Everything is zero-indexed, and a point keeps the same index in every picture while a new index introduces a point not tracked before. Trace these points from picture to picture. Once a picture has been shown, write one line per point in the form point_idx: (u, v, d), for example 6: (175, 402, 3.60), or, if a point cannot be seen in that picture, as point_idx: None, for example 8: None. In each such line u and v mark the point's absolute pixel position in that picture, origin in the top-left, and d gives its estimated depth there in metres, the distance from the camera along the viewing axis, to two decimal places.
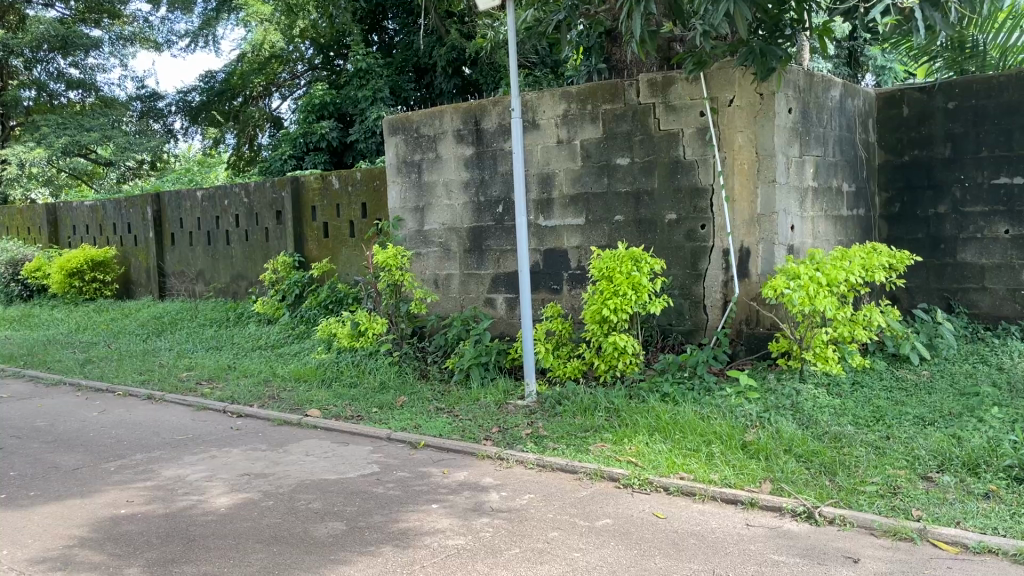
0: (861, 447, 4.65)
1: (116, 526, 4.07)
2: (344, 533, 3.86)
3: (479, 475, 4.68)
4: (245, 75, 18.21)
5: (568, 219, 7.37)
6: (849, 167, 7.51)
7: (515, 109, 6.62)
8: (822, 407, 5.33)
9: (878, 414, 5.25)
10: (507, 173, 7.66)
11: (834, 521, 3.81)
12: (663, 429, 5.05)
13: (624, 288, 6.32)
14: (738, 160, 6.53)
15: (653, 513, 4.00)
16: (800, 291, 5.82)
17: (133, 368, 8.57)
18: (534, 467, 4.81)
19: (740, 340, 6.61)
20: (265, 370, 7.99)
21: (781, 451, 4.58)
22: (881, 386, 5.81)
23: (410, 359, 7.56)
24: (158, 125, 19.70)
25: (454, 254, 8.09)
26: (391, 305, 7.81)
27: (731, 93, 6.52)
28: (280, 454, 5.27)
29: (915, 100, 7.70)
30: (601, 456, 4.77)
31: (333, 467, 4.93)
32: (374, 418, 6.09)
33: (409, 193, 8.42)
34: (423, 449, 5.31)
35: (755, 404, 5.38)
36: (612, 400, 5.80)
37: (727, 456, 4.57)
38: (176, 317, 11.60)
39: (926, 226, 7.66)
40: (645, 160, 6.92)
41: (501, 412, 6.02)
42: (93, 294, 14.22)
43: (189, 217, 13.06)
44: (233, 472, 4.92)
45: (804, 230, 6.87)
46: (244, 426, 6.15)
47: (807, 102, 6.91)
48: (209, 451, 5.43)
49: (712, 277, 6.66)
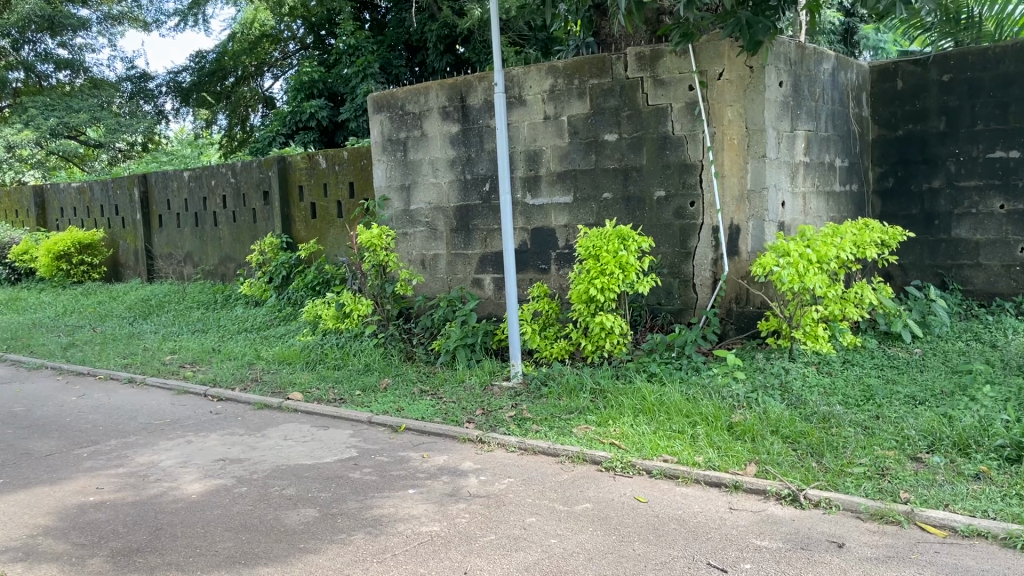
0: (850, 427, 4.55)
1: (83, 514, 3.98)
2: (316, 520, 3.76)
3: (460, 459, 4.57)
4: (234, 55, 17.66)
5: (555, 197, 7.22)
6: (842, 142, 7.36)
7: (499, 84, 6.45)
8: (811, 387, 5.22)
9: (868, 393, 5.15)
10: (494, 151, 7.50)
11: (820, 505, 3.70)
12: (648, 410, 4.95)
13: (611, 267, 6.18)
14: (728, 135, 6.39)
15: (635, 497, 3.89)
16: (789, 268, 5.69)
17: (116, 352, 8.45)
18: (515, 450, 4.69)
19: (730, 319, 6.49)
20: (249, 353, 7.87)
21: (768, 432, 4.47)
22: (872, 364, 5.71)
23: (395, 341, 7.42)
24: (148, 106, 19.46)
25: (440, 234, 7.95)
26: (377, 287, 7.66)
27: (721, 66, 6.36)
28: (258, 439, 5.15)
29: (909, 73, 7.54)
30: (584, 439, 4.66)
31: (310, 452, 4.81)
32: (356, 401, 5.98)
33: (394, 172, 8.26)
34: (404, 433, 5.20)
35: (743, 384, 5.24)
36: (598, 381, 5.69)
37: (712, 438, 4.45)
38: (163, 299, 11.46)
39: (920, 201, 7.52)
40: (633, 136, 6.77)
41: (485, 395, 5.91)
42: (81, 277, 14.02)
43: (176, 199, 12.90)
44: (208, 457, 4.82)
45: (795, 206, 6.73)
46: (223, 410, 6.04)
47: (799, 74, 6.75)
48: (185, 436, 5.32)
49: (701, 255, 6.53)
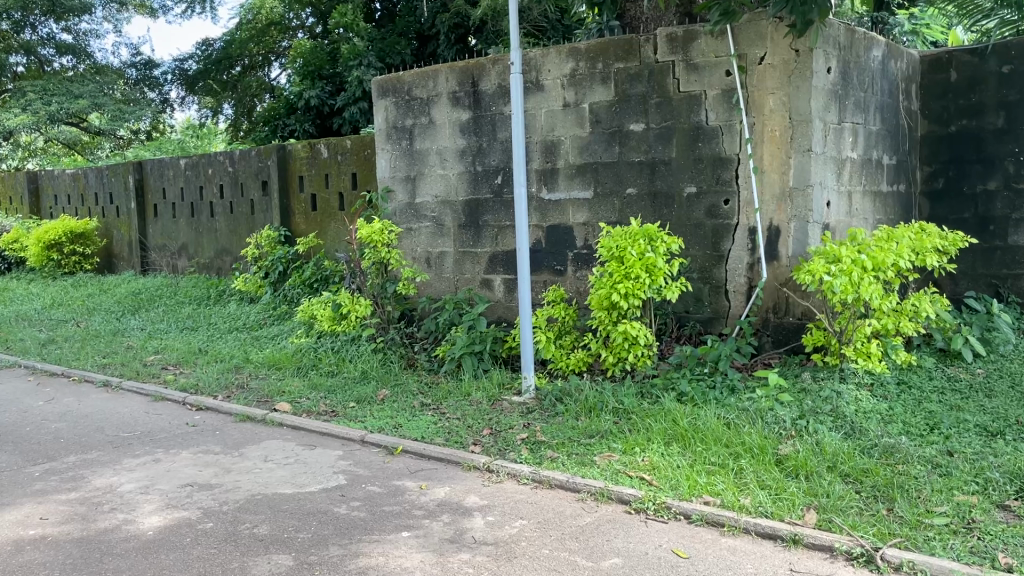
0: (920, 465, 3.91)
1: (17, 554, 3.36)
2: (289, 571, 3.13)
3: (463, 492, 3.93)
4: (242, 43, 16.86)
5: (573, 191, 6.58)
6: (890, 137, 6.69)
7: (515, 63, 5.78)
8: (867, 414, 4.57)
9: (932, 423, 4.50)
10: (508, 140, 6.85)
11: (901, 569, 3.06)
12: (681, 438, 4.30)
13: (636, 270, 5.52)
14: (769, 127, 5.72)
15: (673, 551, 3.25)
16: (842, 277, 5.03)
17: (96, 350, 7.86)
18: (528, 483, 4.04)
19: (766, 330, 5.83)
20: (238, 355, 7.25)
21: (824, 469, 3.83)
22: (932, 386, 5.05)
23: (396, 346, 6.76)
24: (153, 94, 18.96)
25: (448, 230, 7.32)
26: (377, 286, 7.00)
27: (763, 49, 5.70)
28: (234, 459, 4.52)
29: (965, 63, 6.85)
30: (608, 471, 4.01)
31: (291, 478, 4.18)
32: (349, 415, 5.35)
33: (399, 162, 7.62)
34: (401, 456, 4.56)
35: (789, 409, 4.58)
36: (621, 400, 5.05)
37: (761, 474, 3.80)
38: (153, 294, 10.84)
39: (974, 204, 6.84)
40: (662, 126, 6.11)
41: (494, 411, 5.26)
42: (74, 268, 13.47)
43: (172, 187, 12.31)
44: (174, 482, 4.19)
45: (841, 206, 6.07)
46: (201, 422, 5.40)
47: (848, 61, 6.09)
48: (153, 453, 4.70)
49: (736, 259, 5.88)
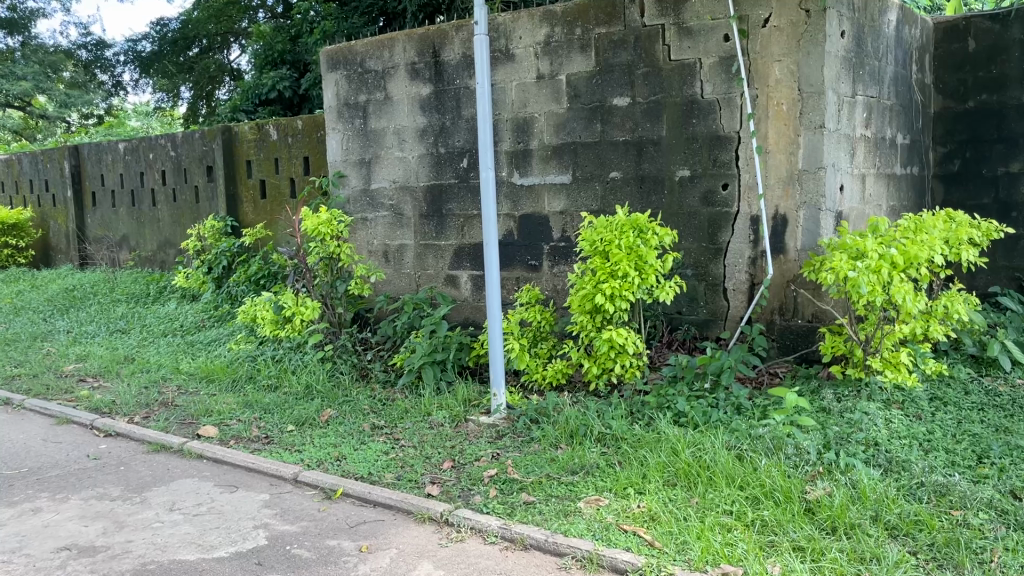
0: (983, 513, 3.14)
1: None
2: None
3: (413, 557, 3.11)
4: (199, 23, 15.11)
5: (549, 176, 5.74)
6: (904, 113, 5.92)
7: (481, 22, 4.86)
8: (904, 441, 3.81)
9: (981, 450, 3.75)
10: (473, 117, 6.00)
11: None
12: (686, 479, 3.51)
13: (624, 267, 4.69)
14: (774, 99, 4.91)
15: None
16: (869, 275, 4.26)
17: (6, 360, 6.89)
18: (496, 541, 3.21)
19: (771, 335, 5.05)
20: (167, 365, 6.32)
21: (868, 523, 3.05)
22: (971, 403, 4.31)
23: (347, 354, 5.88)
24: (105, 76, 17.19)
25: (408, 220, 6.46)
26: (326, 285, 6.06)
27: (767, 10, 4.87)
28: (133, 509, 3.65)
29: (985, 31, 6.02)
30: (598, 526, 3.19)
31: (196, 537, 3.32)
32: (286, 442, 4.48)
33: (352, 143, 6.73)
34: (340, 502, 3.71)
35: (813, 436, 3.79)
36: (607, 423, 4.23)
37: (791, 534, 3.01)
38: (89, 291, 9.83)
39: (994, 188, 6.06)
40: (650, 100, 5.29)
41: (457, 437, 4.44)
42: (6, 262, 12.41)
43: (111, 173, 11.28)
44: (48, 544, 3.31)
45: (854, 191, 5.28)
46: (106, 453, 4.50)
47: (861, 24, 5.29)
48: (34, 499, 3.82)
49: (735, 253, 5.09)
